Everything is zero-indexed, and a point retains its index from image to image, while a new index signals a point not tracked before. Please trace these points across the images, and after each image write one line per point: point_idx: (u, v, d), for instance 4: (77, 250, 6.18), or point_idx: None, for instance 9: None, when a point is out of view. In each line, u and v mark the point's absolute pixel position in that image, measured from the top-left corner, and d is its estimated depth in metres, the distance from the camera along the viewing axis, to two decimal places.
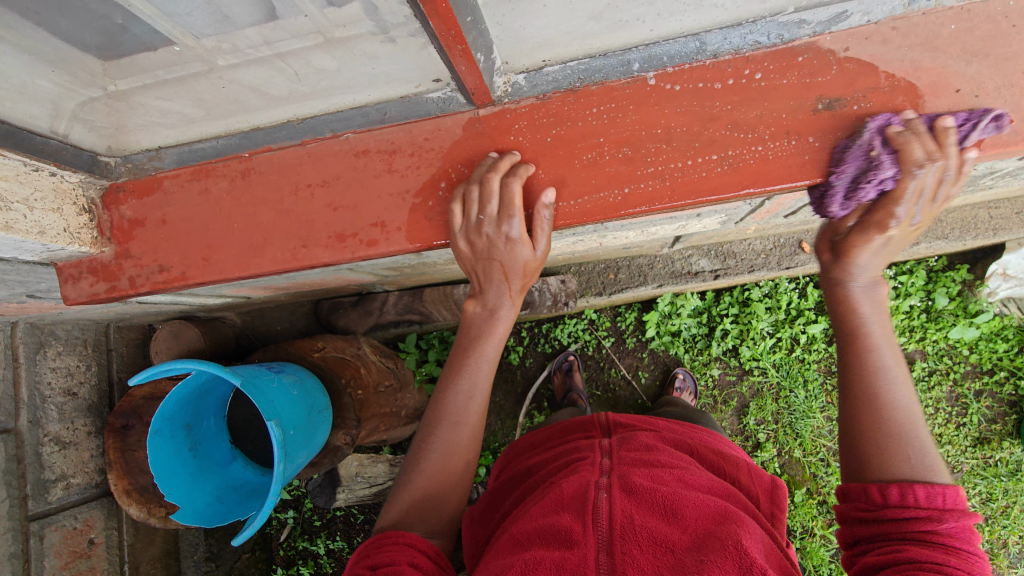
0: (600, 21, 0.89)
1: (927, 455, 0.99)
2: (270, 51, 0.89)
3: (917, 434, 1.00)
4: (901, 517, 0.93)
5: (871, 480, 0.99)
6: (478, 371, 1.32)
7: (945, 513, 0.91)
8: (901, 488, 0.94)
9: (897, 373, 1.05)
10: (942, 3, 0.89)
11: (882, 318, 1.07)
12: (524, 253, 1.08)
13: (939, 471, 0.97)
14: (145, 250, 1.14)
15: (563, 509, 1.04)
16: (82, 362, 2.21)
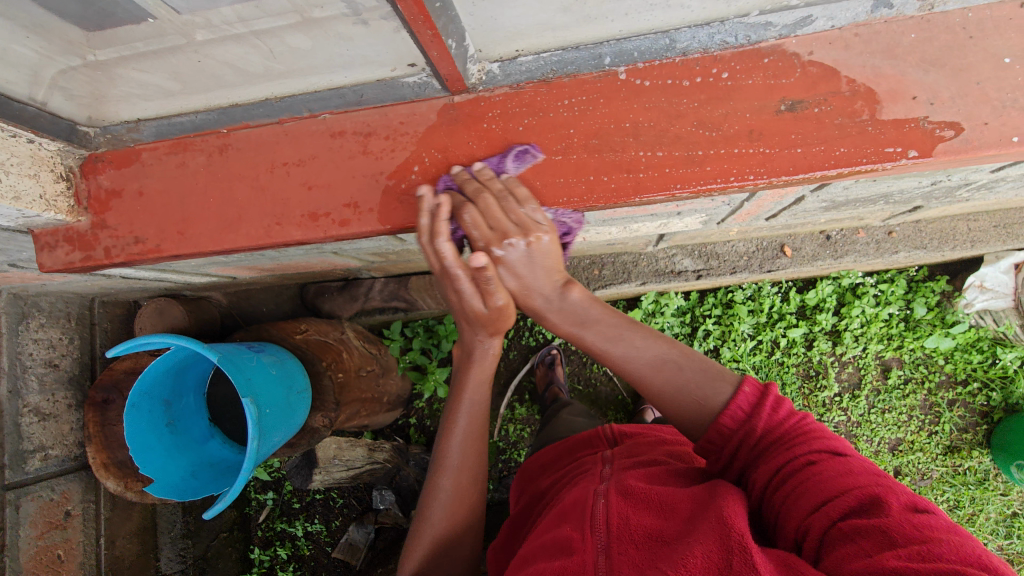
0: (570, 14, 0.91)
1: (700, 382, 1.14)
2: (245, 27, 0.90)
3: (680, 378, 1.14)
4: (735, 445, 1.06)
5: (699, 437, 1.13)
6: (469, 415, 1.45)
7: (755, 416, 1.05)
8: (714, 430, 1.08)
9: (637, 345, 1.19)
10: (903, 12, 0.92)
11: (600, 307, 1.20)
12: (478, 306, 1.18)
13: (719, 388, 1.12)
14: (121, 221, 1.16)
15: (566, 521, 1.13)
16: (65, 335, 2.22)
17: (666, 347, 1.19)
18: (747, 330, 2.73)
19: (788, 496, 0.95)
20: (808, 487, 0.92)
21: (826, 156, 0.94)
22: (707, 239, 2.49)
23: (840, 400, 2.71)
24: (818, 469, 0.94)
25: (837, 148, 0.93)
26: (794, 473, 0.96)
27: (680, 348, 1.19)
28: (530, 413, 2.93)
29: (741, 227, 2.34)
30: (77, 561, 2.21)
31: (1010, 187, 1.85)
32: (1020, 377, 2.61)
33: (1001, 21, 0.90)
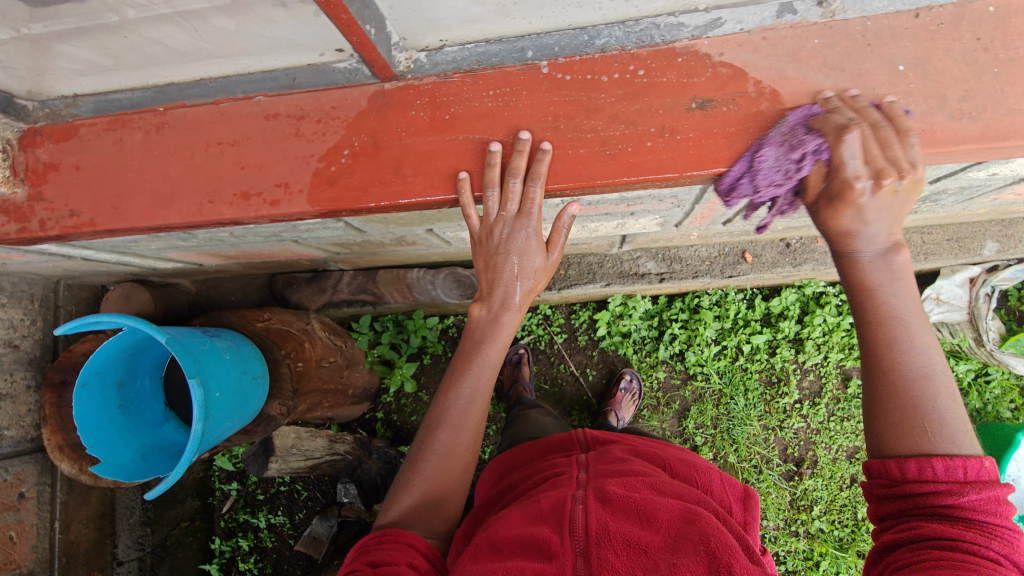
0: (486, 6, 0.94)
1: (953, 424, 0.92)
2: (169, 8, 0.92)
3: (937, 404, 0.93)
4: (923, 492, 0.90)
5: (890, 453, 0.95)
6: (479, 376, 1.34)
7: (976, 486, 0.88)
8: (918, 463, 0.91)
9: (923, 342, 0.97)
10: (806, 18, 0.96)
11: (906, 284, 1.00)
12: (539, 261, 1.23)
13: (965, 442, 0.92)
14: (57, 195, 1.18)
15: (542, 521, 1.08)
16: (27, 316, 2.23)
17: (948, 377, 0.97)
18: (712, 335, 2.75)
19: (944, 560, 0.83)
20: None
21: (729, 153, 0.98)
22: (670, 242, 2.52)
23: (800, 408, 2.73)
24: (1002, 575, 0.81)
25: (742, 146, 0.98)
26: (974, 559, 0.83)
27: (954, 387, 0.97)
28: (496, 411, 2.94)
29: (702, 232, 2.37)
30: (30, 543, 2.19)
31: (954, 200, 1.90)
32: (974, 389, 2.64)
33: (897, 30, 0.94)
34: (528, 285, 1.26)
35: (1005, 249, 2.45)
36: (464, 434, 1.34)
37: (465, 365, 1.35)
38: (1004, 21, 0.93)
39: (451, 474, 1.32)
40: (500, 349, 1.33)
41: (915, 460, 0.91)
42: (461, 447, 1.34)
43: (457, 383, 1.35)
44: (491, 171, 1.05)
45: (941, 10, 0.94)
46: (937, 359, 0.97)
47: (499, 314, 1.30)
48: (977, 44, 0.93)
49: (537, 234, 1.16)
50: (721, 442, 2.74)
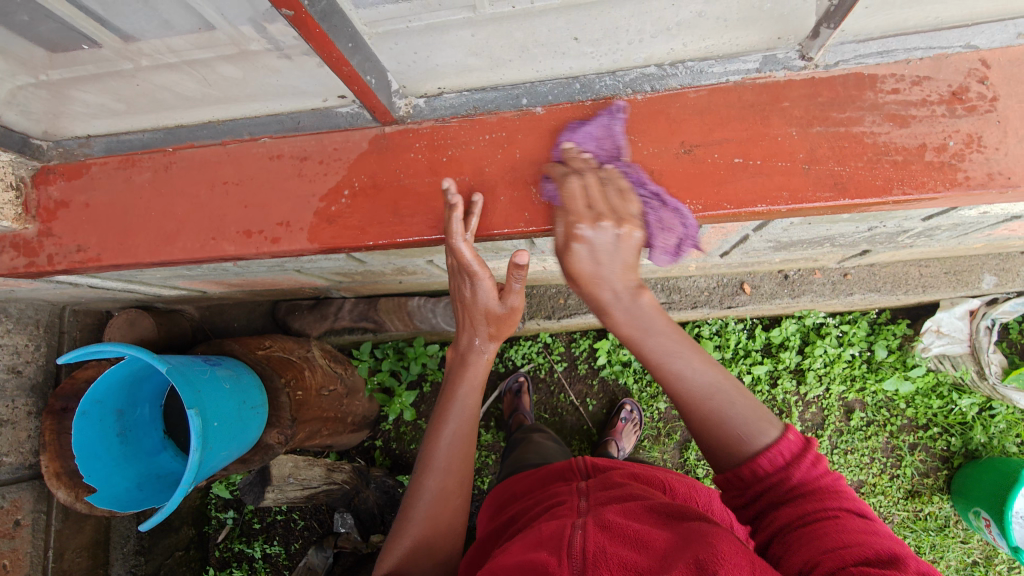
0: (481, 57, 0.99)
1: (746, 419, 1.03)
2: (177, 58, 0.98)
3: (732, 406, 1.05)
4: (763, 487, 0.98)
5: (725, 468, 1.03)
6: (460, 418, 1.39)
7: (795, 463, 0.97)
8: (750, 467, 0.99)
9: (690, 367, 1.09)
10: (790, 69, 1.00)
11: (657, 319, 1.13)
12: (493, 305, 1.34)
13: (764, 431, 1.02)
14: (66, 231, 1.22)
15: (540, 546, 1.06)
16: (32, 341, 2.25)
17: (729, 380, 1.09)
18: None
19: (803, 536, 0.89)
20: (829, 539, 0.85)
21: (718, 195, 1.01)
22: (668, 273, 2.55)
23: None
24: (843, 524, 0.87)
25: (729, 191, 1.00)
26: (822, 524, 0.89)
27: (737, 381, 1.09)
28: (496, 440, 2.93)
29: (699, 263, 2.39)
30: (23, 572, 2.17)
31: (949, 235, 1.94)
32: (978, 424, 2.61)
33: (878, 80, 0.98)
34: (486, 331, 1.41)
35: (1003, 282, 2.47)
36: (451, 475, 1.35)
37: (444, 409, 1.41)
38: (981, 73, 0.96)
39: (444, 518, 1.33)
40: (474, 390, 1.42)
41: (747, 466, 1.00)
42: (452, 488, 1.35)
43: (439, 428, 1.39)
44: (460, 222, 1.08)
45: (919, 63, 0.97)
46: (710, 373, 1.09)
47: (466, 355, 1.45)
48: (954, 94, 0.96)
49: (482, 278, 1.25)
50: None
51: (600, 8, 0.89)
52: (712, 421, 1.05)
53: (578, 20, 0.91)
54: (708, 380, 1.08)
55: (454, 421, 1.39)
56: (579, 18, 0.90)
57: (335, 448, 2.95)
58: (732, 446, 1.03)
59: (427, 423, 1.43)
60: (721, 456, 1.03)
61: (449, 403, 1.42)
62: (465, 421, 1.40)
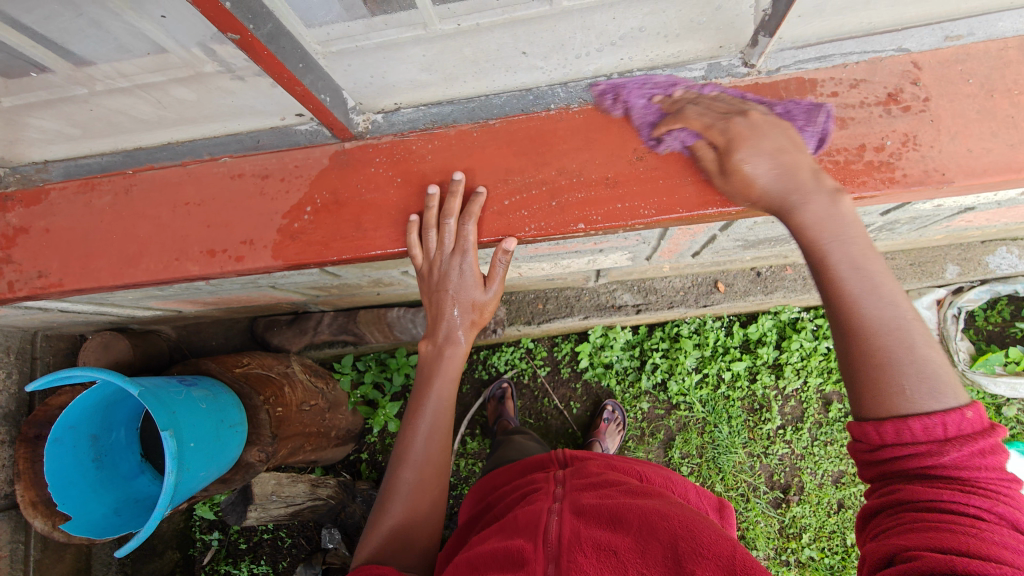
0: (434, 73, 1.01)
1: (924, 373, 0.84)
2: (130, 82, 0.98)
3: (914, 353, 0.85)
4: (903, 455, 0.83)
5: (862, 416, 0.89)
6: (436, 414, 1.38)
7: (963, 443, 0.80)
8: (895, 426, 0.83)
9: (881, 296, 0.89)
10: (732, 77, 1.03)
11: (853, 235, 0.92)
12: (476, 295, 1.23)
13: (948, 392, 0.83)
14: (26, 256, 1.21)
15: (517, 534, 1.08)
16: (1, 369, 2.22)
17: (920, 323, 0.88)
18: (692, 364, 2.78)
19: (920, 521, 0.78)
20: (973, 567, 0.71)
21: (670, 200, 1.03)
22: (644, 274, 2.59)
23: (784, 433, 2.75)
24: (971, 525, 0.76)
25: (681, 196, 1.03)
26: (953, 518, 0.77)
27: (928, 333, 0.88)
28: (481, 447, 2.93)
29: (674, 263, 2.44)
30: None
31: (908, 228, 2.00)
32: None
33: (818, 84, 1.01)
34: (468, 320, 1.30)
35: (965, 271, 2.54)
36: (427, 469, 1.36)
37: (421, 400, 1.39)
38: (913, 75, 1.00)
39: (420, 516, 1.33)
40: (450, 383, 1.38)
41: (891, 422, 0.83)
42: (428, 481, 1.36)
43: (415, 420, 1.38)
44: (430, 215, 1.09)
45: (855, 66, 1.01)
46: (896, 305, 0.89)
47: (443, 348, 1.35)
48: (889, 96, 1.00)
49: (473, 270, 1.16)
50: (708, 472, 2.74)
51: (545, 24, 0.91)
52: (881, 361, 0.86)
53: (524, 35, 0.93)
54: (896, 316, 0.88)
55: (430, 414, 1.38)
56: (525, 34, 0.93)
57: (320, 463, 2.93)
58: (883, 397, 0.85)
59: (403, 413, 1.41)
60: (869, 402, 0.87)
61: (425, 396, 1.39)
62: (441, 414, 1.39)
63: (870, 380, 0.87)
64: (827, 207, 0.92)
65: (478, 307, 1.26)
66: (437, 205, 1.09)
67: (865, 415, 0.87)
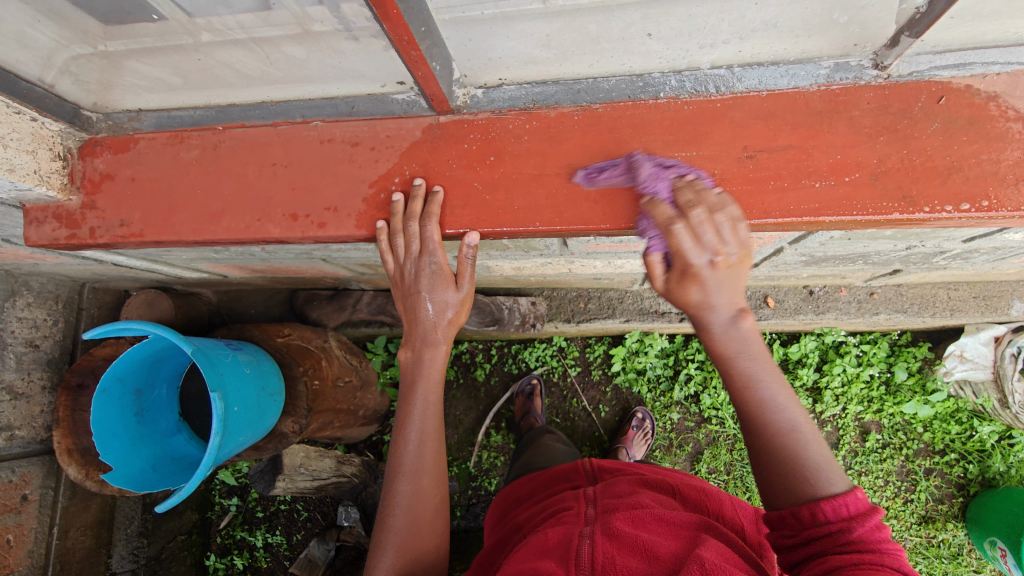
0: (551, 49, 0.98)
1: (822, 467, 1.03)
2: (244, 34, 0.96)
3: (807, 451, 1.04)
4: (820, 534, 0.95)
5: (784, 506, 1.02)
6: (424, 419, 1.40)
7: (859, 519, 0.95)
8: (809, 508, 0.98)
9: (779, 402, 1.08)
10: (861, 78, 0.97)
11: (756, 347, 1.09)
12: (449, 296, 1.27)
13: (837, 480, 1.02)
14: (110, 204, 1.21)
15: (546, 555, 1.05)
16: (49, 316, 2.26)
17: (809, 424, 1.07)
18: None
19: None
20: None
21: (778, 202, 0.98)
22: None
23: None
24: None
25: (791, 200, 0.98)
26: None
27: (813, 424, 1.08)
28: (505, 441, 2.90)
29: None
30: (26, 548, 2.16)
31: (984, 259, 1.91)
32: (997, 452, 2.58)
33: (954, 94, 0.95)
34: (446, 319, 1.30)
35: None
36: (424, 479, 1.40)
37: (406, 415, 1.41)
38: None
39: (425, 522, 1.38)
40: (434, 388, 1.39)
41: (805, 506, 0.98)
42: (426, 491, 1.40)
43: (404, 430, 1.41)
44: (396, 219, 1.11)
45: (996, 78, 0.94)
46: (797, 412, 1.08)
47: (422, 353, 1.36)
48: None
49: (443, 269, 1.21)
50: (734, 490, 2.69)
51: (680, 5, 0.87)
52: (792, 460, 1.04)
53: (654, 16, 0.89)
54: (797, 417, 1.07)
55: (418, 424, 1.40)
56: (655, 15, 0.89)
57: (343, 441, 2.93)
58: (792, 488, 1.02)
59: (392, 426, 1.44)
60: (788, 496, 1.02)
61: (410, 405, 1.40)
62: (428, 422, 1.42)
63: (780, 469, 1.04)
64: (728, 322, 1.07)
65: (453, 307, 1.28)
66: (403, 211, 1.11)
67: (785, 501, 1.03)
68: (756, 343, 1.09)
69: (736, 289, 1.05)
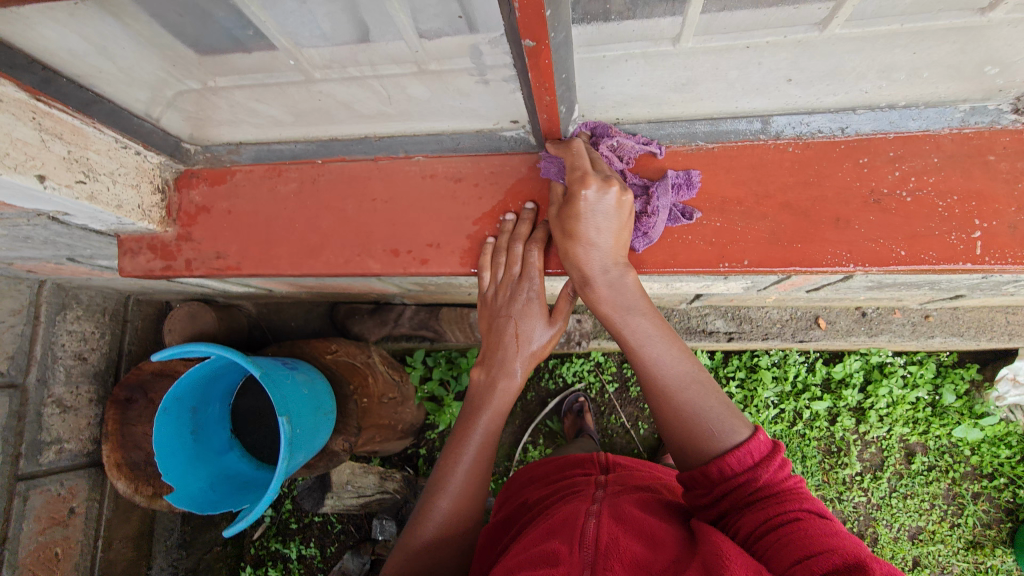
0: (679, 92, 0.97)
1: (720, 417, 1.02)
2: (371, 72, 0.94)
3: (704, 407, 1.03)
4: (728, 488, 0.95)
5: (695, 465, 1.01)
6: (484, 443, 1.24)
7: (763, 464, 0.95)
8: (717, 465, 0.97)
9: (674, 357, 1.07)
10: (997, 122, 0.95)
11: (647, 304, 1.06)
12: (539, 325, 1.19)
13: (732, 428, 1.01)
14: (205, 236, 1.20)
15: (553, 534, 0.96)
16: (97, 329, 2.18)
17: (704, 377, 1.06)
18: (771, 398, 2.59)
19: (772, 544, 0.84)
20: (794, 543, 0.82)
21: (910, 248, 0.96)
22: (741, 303, 2.44)
23: (860, 481, 2.55)
24: (804, 528, 0.84)
25: (921, 247, 0.96)
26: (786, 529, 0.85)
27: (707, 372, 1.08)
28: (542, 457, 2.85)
29: (780, 295, 2.29)
30: (73, 561, 2.11)
31: None
32: None
33: None
34: (530, 350, 1.22)
35: None
36: (465, 500, 1.23)
37: (464, 433, 1.26)
38: None
39: (452, 541, 1.21)
40: (499, 419, 1.25)
41: (713, 464, 0.97)
42: (464, 515, 1.22)
43: (459, 449, 1.25)
44: (503, 239, 1.09)
45: None
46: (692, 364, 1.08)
47: (497, 379, 1.24)
48: None
49: (541, 296, 1.15)
50: None
51: (836, 47, 0.84)
52: (686, 413, 1.03)
53: (799, 61, 0.87)
54: (683, 373, 1.06)
55: (475, 445, 1.24)
56: (802, 59, 0.87)
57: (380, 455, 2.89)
58: (700, 443, 1.01)
59: (444, 444, 1.28)
60: (694, 457, 1.01)
61: (473, 426, 1.25)
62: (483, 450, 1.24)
63: (679, 429, 1.04)
64: (619, 278, 1.03)
65: (541, 339, 1.21)
66: (511, 231, 1.09)
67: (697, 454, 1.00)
68: (643, 300, 1.06)
69: (623, 240, 1.01)
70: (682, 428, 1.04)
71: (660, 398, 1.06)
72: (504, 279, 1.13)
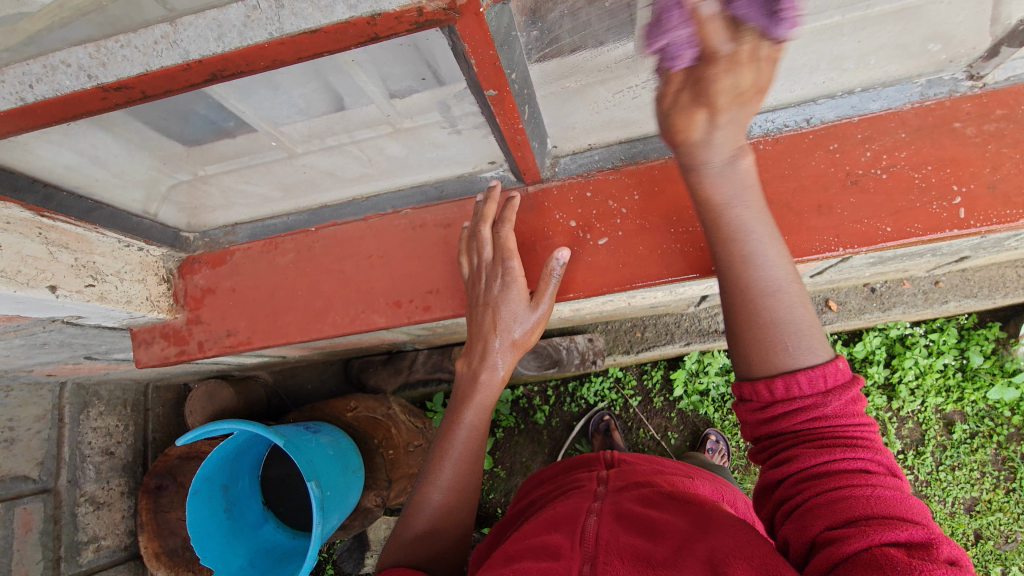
0: (643, 110, 1.01)
1: (802, 334, 0.85)
2: (348, 139, 0.99)
3: (786, 314, 0.86)
4: (786, 411, 0.82)
5: (759, 376, 0.86)
6: (469, 438, 1.19)
7: (835, 393, 0.80)
8: (784, 382, 0.82)
9: (765, 255, 0.88)
10: (955, 90, 0.98)
11: (750, 195, 0.88)
12: (520, 310, 1.09)
13: (815, 348, 0.84)
14: (213, 316, 1.24)
15: (555, 530, 0.91)
16: (121, 422, 2.20)
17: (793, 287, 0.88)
18: None
19: (823, 504, 0.74)
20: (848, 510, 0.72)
21: (897, 223, 0.97)
22: None
23: (904, 459, 2.47)
24: (868, 491, 0.73)
25: (908, 220, 0.97)
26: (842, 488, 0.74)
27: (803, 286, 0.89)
28: None
29: None
30: None
31: None
32: None
33: None
34: (511, 337, 1.12)
35: None
36: (458, 498, 1.17)
37: (449, 425, 1.21)
38: None
39: (446, 539, 1.15)
40: (483, 411, 1.19)
41: (779, 379, 0.82)
42: (455, 513, 1.17)
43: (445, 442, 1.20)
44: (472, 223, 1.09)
45: None
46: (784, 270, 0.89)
47: (479, 370, 1.18)
48: None
49: (518, 278, 1.06)
50: None
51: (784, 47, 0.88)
52: (767, 323, 0.86)
53: None
54: (769, 275, 0.88)
55: (462, 437, 1.19)
56: None
57: None
58: (778, 355, 0.84)
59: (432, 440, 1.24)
60: (761, 367, 0.85)
61: (459, 418, 1.20)
62: (468, 442, 1.19)
63: (747, 337, 0.88)
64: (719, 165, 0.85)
65: (523, 325, 1.10)
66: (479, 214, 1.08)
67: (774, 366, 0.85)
68: (752, 191, 0.88)
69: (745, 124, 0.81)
70: (754, 335, 0.87)
71: (736, 297, 0.90)
72: (480, 266, 1.07)
